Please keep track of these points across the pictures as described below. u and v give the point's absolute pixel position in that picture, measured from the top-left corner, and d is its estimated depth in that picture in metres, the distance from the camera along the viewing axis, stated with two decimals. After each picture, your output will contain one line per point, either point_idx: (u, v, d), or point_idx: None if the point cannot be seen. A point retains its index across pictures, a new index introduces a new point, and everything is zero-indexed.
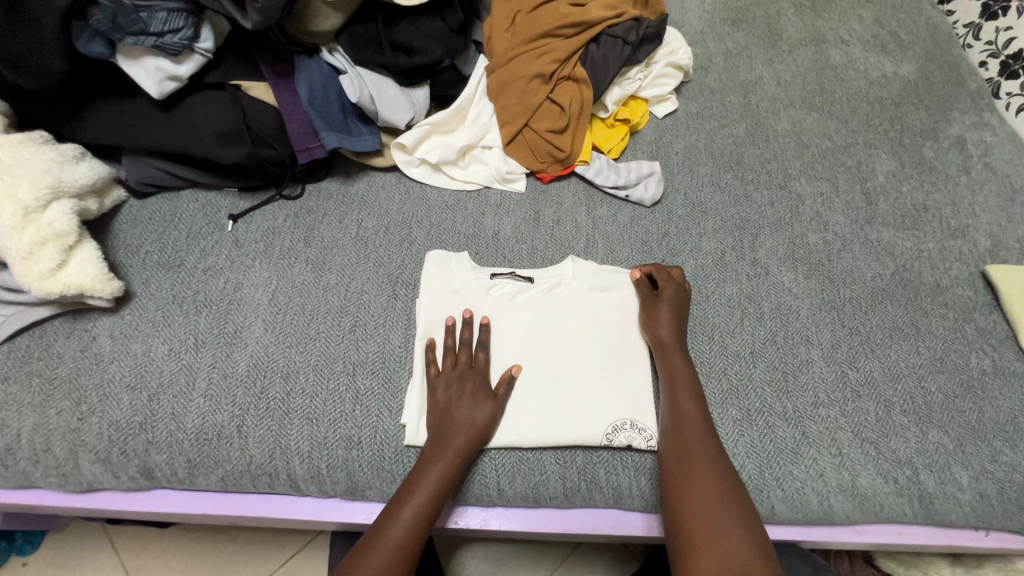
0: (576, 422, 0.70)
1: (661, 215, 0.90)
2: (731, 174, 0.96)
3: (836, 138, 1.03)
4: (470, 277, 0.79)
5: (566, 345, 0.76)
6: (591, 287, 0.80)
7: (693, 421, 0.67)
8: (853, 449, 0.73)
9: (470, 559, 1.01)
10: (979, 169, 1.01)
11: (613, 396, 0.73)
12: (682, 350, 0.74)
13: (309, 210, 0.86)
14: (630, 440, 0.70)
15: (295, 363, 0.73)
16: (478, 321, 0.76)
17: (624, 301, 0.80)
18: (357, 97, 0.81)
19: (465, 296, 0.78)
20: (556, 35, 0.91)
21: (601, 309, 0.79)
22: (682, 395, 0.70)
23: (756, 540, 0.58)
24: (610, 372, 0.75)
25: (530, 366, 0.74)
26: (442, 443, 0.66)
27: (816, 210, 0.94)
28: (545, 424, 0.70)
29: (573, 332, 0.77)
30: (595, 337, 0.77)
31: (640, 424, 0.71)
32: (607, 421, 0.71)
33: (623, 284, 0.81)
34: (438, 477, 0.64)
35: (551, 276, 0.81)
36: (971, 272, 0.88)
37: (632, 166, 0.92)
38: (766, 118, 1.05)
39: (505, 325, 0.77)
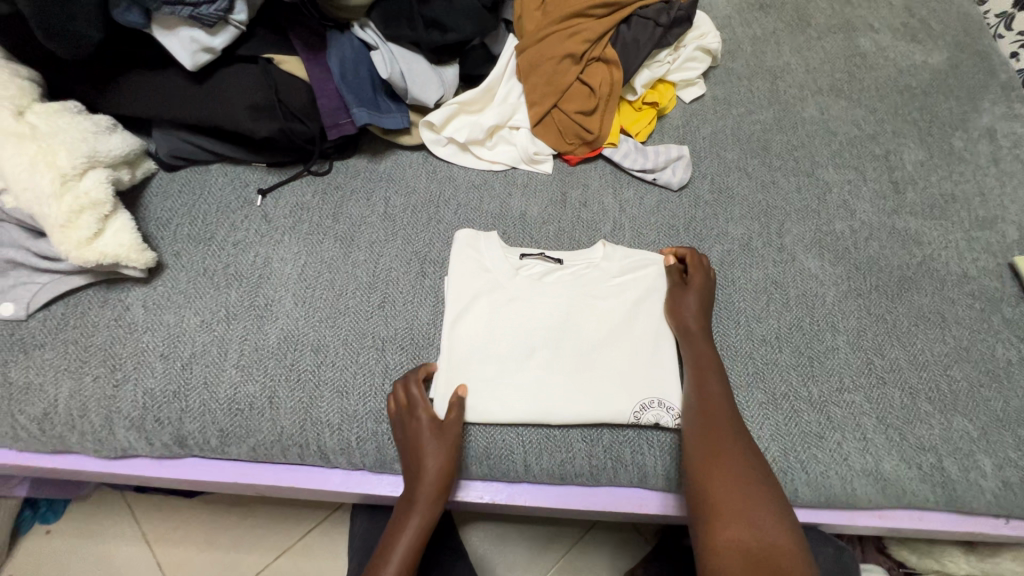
0: (604, 401, 0.71)
1: (688, 200, 0.90)
2: (758, 160, 0.96)
3: (864, 126, 1.03)
4: (499, 255, 0.79)
5: (593, 327, 0.76)
6: (619, 269, 0.80)
7: (720, 402, 0.69)
8: (877, 434, 0.73)
9: (487, 535, 1.03)
10: (1008, 160, 1.00)
11: (640, 376, 0.73)
12: (708, 335, 0.75)
13: (337, 187, 0.86)
14: (657, 419, 0.71)
15: (325, 337, 0.74)
16: (506, 300, 0.77)
17: (653, 284, 0.80)
18: (389, 73, 0.80)
19: (494, 274, 0.78)
20: (587, 15, 0.90)
21: (628, 291, 0.79)
22: (708, 378, 0.71)
23: (788, 521, 0.59)
24: (637, 354, 0.75)
25: (557, 346, 0.75)
26: (417, 477, 0.66)
27: (844, 198, 0.93)
28: (573, 402, 0.71)
29: (601, 315, 0.77)
30: (623, 319, 0.77)
31: (667, 403, 0.72)
32: (635, 401, 0.71)
33: (652, 267, 0.81)
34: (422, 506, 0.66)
35: (579, 258, 0.82)
36: (998, 264, 0.88)
37: (660, 150, 0.91)
38: (794, 104, 1.04)
39: (532, 304, 0.77)
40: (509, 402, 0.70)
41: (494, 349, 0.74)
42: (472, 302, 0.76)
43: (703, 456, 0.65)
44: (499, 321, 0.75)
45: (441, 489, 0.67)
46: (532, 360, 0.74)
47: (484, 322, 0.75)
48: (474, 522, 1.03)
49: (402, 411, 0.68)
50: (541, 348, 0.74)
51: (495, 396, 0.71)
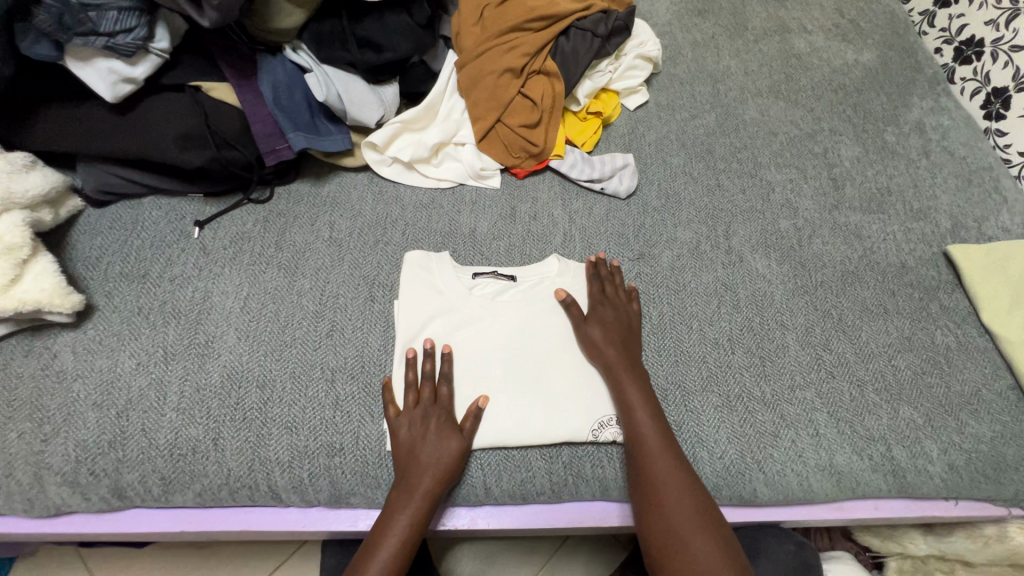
0: (564, 420, 0.71)
1: (636, 207, 0.91)
2: (703, 164, 0.98)
3: (802, 126, 1.06)
4: (450, 274, 0.78)
5: (548, 344, 0.76)
6: (573, 285, 0.80)
7: (660, 454, 0.66)
8: (830, 429, 0.75)
9: (462, 557, 0.99)
10: (938, 153, 1.04)
11: (599, 391, 0.73)
12: (636, 370, 0.72)
13: (279, 214, 0.84)
14: (615, 437, 0.71)
15: (271, 371, 0.71)
16: (459, 322, 0.75)
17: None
18: (325, 96, 0.79)
19: (447, 296, 0.77)
20: (525, 28, 0.90)
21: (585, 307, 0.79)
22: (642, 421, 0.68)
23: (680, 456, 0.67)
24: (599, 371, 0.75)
25: (512, 365, 0.74)
26: (421, 487, 0.65)
27: (786, 197, 0.96)
28: (530, 422, 0.70)
29: (557, 332, 0.77)
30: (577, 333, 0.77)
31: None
32: (593, 418, 0.71)
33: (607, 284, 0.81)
34: (415, 519, 0.64)
35: (532, 274, 0.81)
36: (934, 253, 0.92)
37: (605, 159, 0.92)
38: (735, 107, 1.06)
39: (487, 325, 0.76)
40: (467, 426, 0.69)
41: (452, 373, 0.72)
42: (423, 326, 0.75)
43: (646, 504, 0.65)
44: (454, 343, 0.74)
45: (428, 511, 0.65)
46: (487, 380, 0.73)
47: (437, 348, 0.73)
48: (450, 544, 0.99)
49: (436, 412, 0.68)
50: (498, 368, 0.73)
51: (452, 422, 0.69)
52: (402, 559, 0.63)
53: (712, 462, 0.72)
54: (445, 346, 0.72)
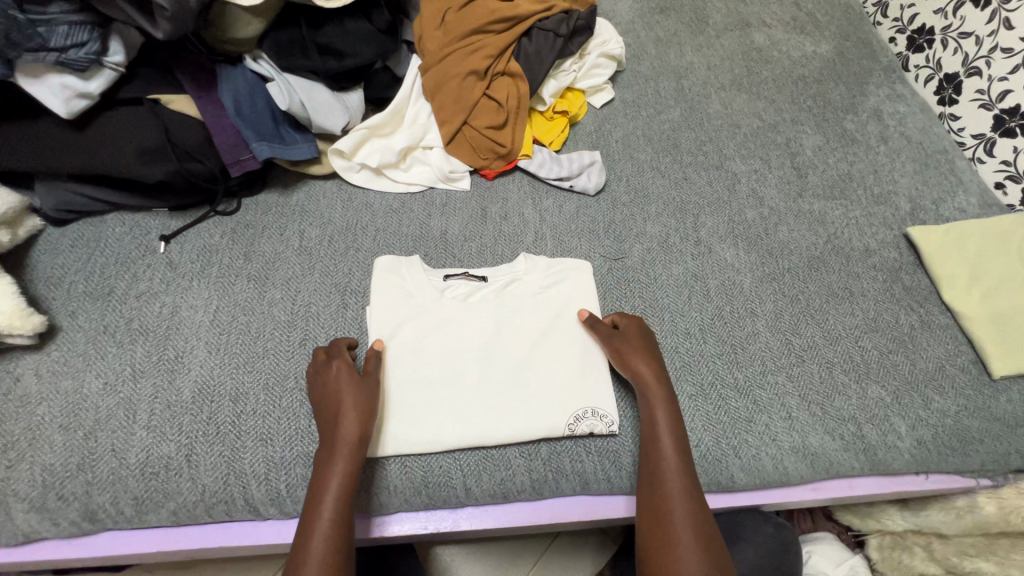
0: (540, 416, 0.71)
1: (606, 204, 0.92)
2: (670, 158, 0.99)
3: (765, 117, 1.08)
4: (421, 279, 0.78)
5: (521, 341, 0.76)
6: (545, 282, 0.81)
7: (672, 466, 0.65)
8: (801, 411, 0.77)
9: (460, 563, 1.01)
10: (895, 138, 1.07)
11: (574, 385, 0.74)
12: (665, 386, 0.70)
13: (247, 225, 0.83)
14: (592, 428, 0.72)
15: (243, 384, 0.70)
16: (432, 325, 0.76)
17: (577, 289, 0.81)
18: (288, 104, 0.79)
19: (419, 300, 0.77)
20: (487, 31, 0.90)
21: (557, 302, 0.79)
22: (661, 430, 0.67)
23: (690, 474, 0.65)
24: (573, 367, 0.75)
25: (486, 364, 0.74)
26: (343, 447, 0.62)
27: (752, 186, 0.98)
28: (506, 420, 0.70)
29: (530, 329, 0.77)
30: (549, 328, 0.78)
31: (600, 409, 0.73)
32: (570, 413, 0.72)
33: (576, 278, 0.81)
34: (344, 483, 0.61)
35: (505, 273, 0.82)
36: (895, 235, 0.94)
37: (573, 157, 0.93)
38: (699, 101, 1.09)
39: (460, 327, 0.76)
40: (440, 429, 0.69)
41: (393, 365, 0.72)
42: (395, 332, 0.74)
43: (650, 512, 0.63)
44: (427, 347, 0.74)
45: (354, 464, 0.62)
46: (462, 381, 0.73)
47: (410, 352, 0.73)
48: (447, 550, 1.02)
49: (335, 373, 0.67)
50: (473, 368, 0.74)
51: (428, 425, 0.70)
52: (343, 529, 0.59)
53: None
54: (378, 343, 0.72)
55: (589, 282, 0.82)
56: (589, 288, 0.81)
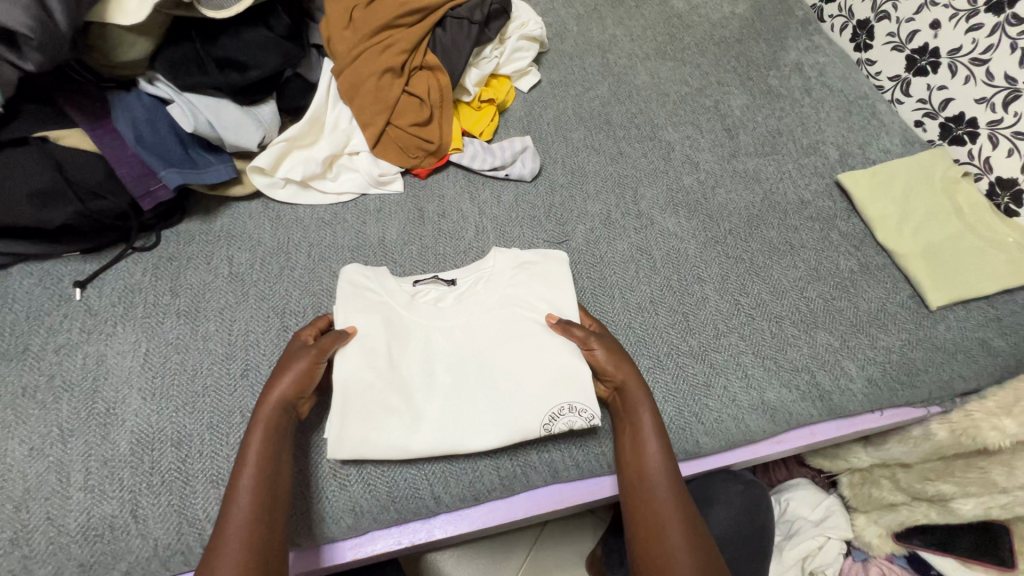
0: (513, 415, 0.68)
1: (544, 188, 0.91)
2: (604, 135, 0.99)
3: (691, 83, 1.09)
4: (392, 284, 0.75)
5: (495, 338, 0.73)
6: (516, 276, 0.77)
7: (664, 491, 0.63)
8: (757, 368, 0.78)
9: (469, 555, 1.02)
10: (818, 89, 1.10)
11: (552, 379, 0.70)
12: (651, 403, 0.68)
13: (170, 258, 0.78)
14: (572, 425, 0.68)
15: (186, 427, 0.66)
16: (400, 328, 0.72)
17: (552, 279, 0.77)
18: (193, 125, 0.74)
19: (388, 302, 0.73)
20: (398, 25, 0.87)
21: (525, 297, 0.76)
22: (651, 451, 0.65)
23: (682, 496, 0.63)
24: (545, 358, 0.71)
25: (461, 366, 0.71)
26: (260, 425, 0.61)
27: (686, 153, 0.98)
28: (482, 427, 0.67)
29: (503, 326, 0.74)
30: (523, 325, 0.74)
31: (579, 404, 0.69)
32: (544, 413, 0.68)
33: (549, 268, 0.78)
34: (264, 457, 0.59)
35: (474, 272, 0.79)
36: (827, 184, 0.97)
37: (505, 145, 0.91)
38: (625, 75, 1.08)
39: (433, 332, 0.73)
40: (414, 435, 0.66)
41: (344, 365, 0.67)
42: (362, 336, 0.69)
43: (643, 528, 0.62)
44: (399, 355, 0.71)
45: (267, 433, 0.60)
46: (436, 386, 0.70)
47: (382, 357, 0.69)
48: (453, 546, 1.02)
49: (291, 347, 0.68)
50: (445, 372, 0.71)
51: (398, 435, 0.66)
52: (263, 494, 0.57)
53: None
54: (351, 329, 0.69)
55: (564, 270, 0.78)
56: (564, 276, 0.78)
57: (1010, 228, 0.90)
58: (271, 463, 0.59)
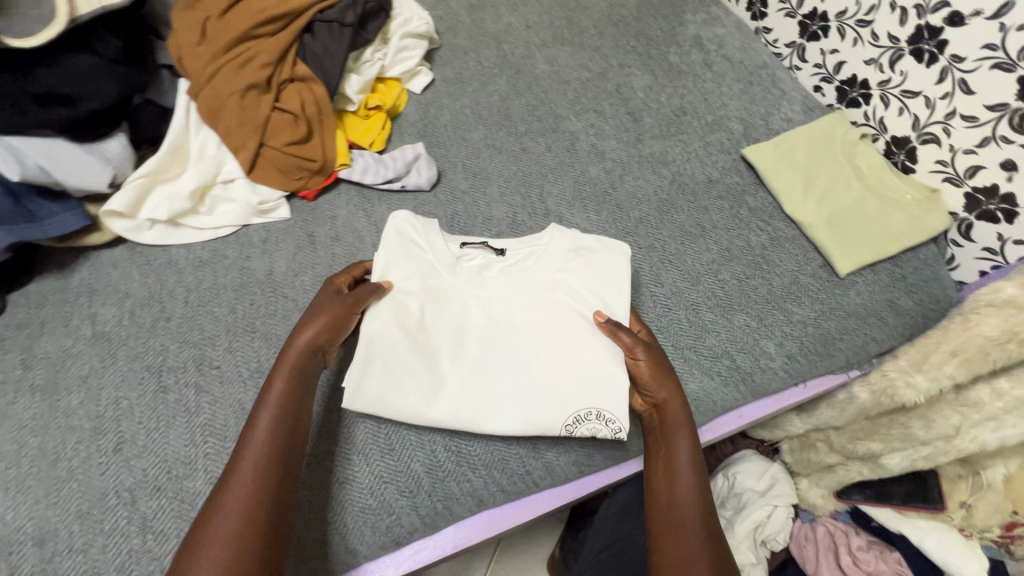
0: (534, 409, 0.67)
1: (445, 196, 0.86)
2: (504, 132, 0.94)
3: (592, 67, 1.05)
4: (439, 242, 0.73)
5: (529, 323, 0.71)
6: (569, 262, 0.74)
7: (691, 517, 0.59)
8: (677, 360, 0.76)
9: None
10: (719, 62, 1.08)
11: (584, 380, 0.68)
12: (689, 426, 0.66)
13: (18, 326, 0.69)
14: (595, 432, 0.66)
15: (50, 521, 0.58)
16: (426, 299, 0.70)
17: (602, 269, 0.73)
18: (20, 174, 0.64)
19: (433, 263, 0.71)
20: (257, 35, 0.79)
21: (568, 289, 0.72)
22: (683, 475, 0.62)
23: (712, 530, 0.59)
24: (577, 350, 0.69)
25: (490, 341, 0.70)
26: (281, 374, 0.59)
27: (591, 142, 0.95)
28: (503, 413, 0.66)
29: (540, 315, 0.71)
30: (561, 317, 0.71)
31: (608, 413, 0.66)
32: (567, 415, 0.66)
33: (603, 258, 0.74)
34: (278, 414, 0.57)
35: (524, 246, 0.75)
36: (733, 159, 0.96)
37: (397, 155, 0.85)
38: (523, 65, 1.04)
39: (464, 310, 0.71)
40: (428, 402, 0.66)
41: (373, 331, 0.66)
42: (395, 291, 0.69)
43: (666, 557, 0.57)
44: (421, 331, 0.69)
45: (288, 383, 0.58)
46: (463, 355, 0.69)
47: (412, 324, 0.68)
48: None
49: (320, 292, 0.66)
50: (475, 345, 0.69)
51: (413, 398, 0.66)
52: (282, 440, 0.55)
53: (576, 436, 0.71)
54: (387, 283, 0.68)
55: (623, 266, 0.74)
56: (623, 271, 0.73)
57: (908, 186, 0.91)
58: (286, 420, 0.57)
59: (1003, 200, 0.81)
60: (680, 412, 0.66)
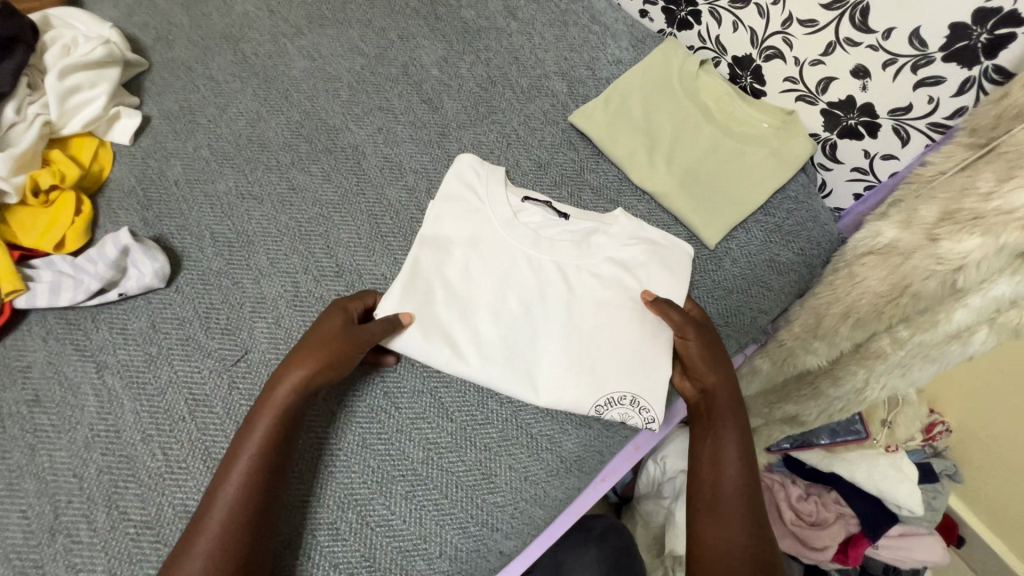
0: (571, 379, 0.59)
1: (191, 287, 0.62)
2: (263, 170, 0.70)
3: (366, 49, 0.81)
4: (498, 193, 0.67)
5: (575, 293, 0.63)
6: (630, 239, 0.66)
7: (736, 528, 0.52)
8: (542, 419, 0.60)
9: None
10: (523, 6, 0.87)
11: (624, 347, 0.61)
12: (739, 415, 0.57)
13: None
14: (625, 418, 0.59)
15: None
16: (464, 257, 0.64)
17: (667, 265, 0.65)
18: None
19: (486, 212, 0.66)
20: None
21: (622, 265, 0.65)
22: (732, 476, 0.55)
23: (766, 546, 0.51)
24: (618, 320, 0.62)
25: (531, 302, 0.62)
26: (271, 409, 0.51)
27: (382, 153, 0.73)
28: (536, 377, 0.59)
29: (587, 288, 0.64)
30: (610, 301, 0.63)
31: (643, 402, 0.59)
32: (603, 390, 0.59)
33: (668, 254, 0.66)
34: (268, 446, 0.49)
35: (589, 216, 0.68)
36: (563, 130, 0.78)
37: (94, 255, 0.59)
38: (273, 68, 0.78)
39: (552, 244, 0.65)
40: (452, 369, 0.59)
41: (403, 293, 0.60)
42: (440, 241, 0.65)
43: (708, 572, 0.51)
44: (462, 283, 0.63)
45: (282, 414, 0.51)
46: (499, 311, 0.62)
47: (443, 287, 0.62)
48: None
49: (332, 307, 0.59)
50: (515, 298, 0.62)
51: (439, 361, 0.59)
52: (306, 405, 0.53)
53: (437, 568, 0.54)
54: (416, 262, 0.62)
55: (687, 265, 0.67)
56: (685, 270, 0.66)
57: (762, 113, 0.77)
58: (274, 457, 0.50)
59: (862, 112, 0.68)
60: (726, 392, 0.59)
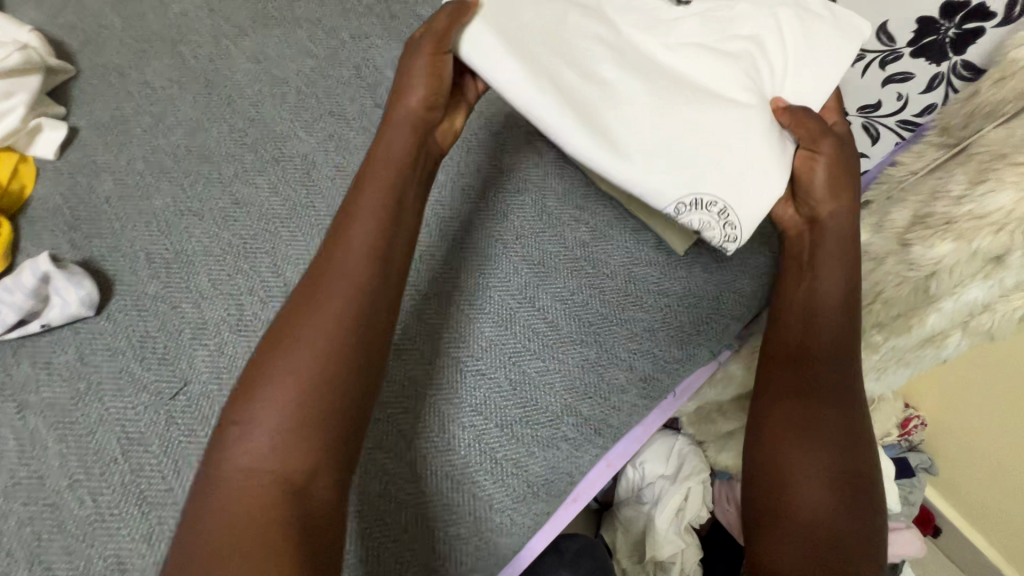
0: (670, 180, 0.50)
1: (125, 314, 0.57)
2: (204, 183, 0.65)
3: (315, 50, 0.76)
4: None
5: (685, 77, 0.55)
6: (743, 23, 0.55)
7: (820, 374, 0.55)
8: (506, 445, 0.56)
9: None
10: None
11: (754, 128, 0.51)
12: (848, 255, 0.55)
13: None
14: (703, 227, 0.51)
15: None
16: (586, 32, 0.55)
17: (800, 49, 0.54)
18: None
19: (554, 23, 0.55)
20: None
21: (736, 52, 0.54)
22: (830, 321, 0.55)
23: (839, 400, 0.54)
24: (732, 107, 0.52)
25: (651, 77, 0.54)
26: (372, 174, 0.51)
27: (333, 161, 0.68)
28: (646, 157, 0.51)
29: (707, 68, 0.54)
30: (733, 89, 0.53)
31: (734, 218, 0.50)
32: (684, 201, 0.50)
33: (821, 31, 0.54)
34: (367, 240, 0.48)
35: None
36: None
37: (10, 285, 0.54)
38: (214, 72, 0.73)
39: (676, 22, 0.56)
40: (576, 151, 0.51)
41: (502, 36, 0.51)
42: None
43: (786, 418, 0.55)
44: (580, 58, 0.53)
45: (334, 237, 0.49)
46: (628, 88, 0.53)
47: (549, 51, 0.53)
48: None
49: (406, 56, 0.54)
50: (638, 68, 0.54)
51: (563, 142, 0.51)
52: (385, 260, 0.48)
53: None
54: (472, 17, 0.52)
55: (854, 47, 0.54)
56: (838, 50, 0.54)
57: None
58: (348, 262, 0.47)
59: None
60: (841, 279, 0.55)
